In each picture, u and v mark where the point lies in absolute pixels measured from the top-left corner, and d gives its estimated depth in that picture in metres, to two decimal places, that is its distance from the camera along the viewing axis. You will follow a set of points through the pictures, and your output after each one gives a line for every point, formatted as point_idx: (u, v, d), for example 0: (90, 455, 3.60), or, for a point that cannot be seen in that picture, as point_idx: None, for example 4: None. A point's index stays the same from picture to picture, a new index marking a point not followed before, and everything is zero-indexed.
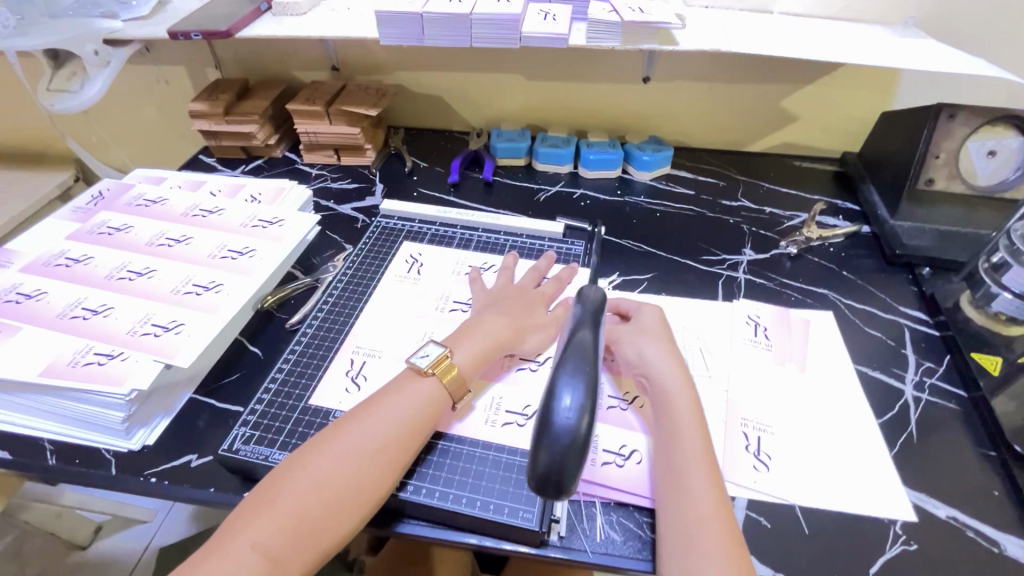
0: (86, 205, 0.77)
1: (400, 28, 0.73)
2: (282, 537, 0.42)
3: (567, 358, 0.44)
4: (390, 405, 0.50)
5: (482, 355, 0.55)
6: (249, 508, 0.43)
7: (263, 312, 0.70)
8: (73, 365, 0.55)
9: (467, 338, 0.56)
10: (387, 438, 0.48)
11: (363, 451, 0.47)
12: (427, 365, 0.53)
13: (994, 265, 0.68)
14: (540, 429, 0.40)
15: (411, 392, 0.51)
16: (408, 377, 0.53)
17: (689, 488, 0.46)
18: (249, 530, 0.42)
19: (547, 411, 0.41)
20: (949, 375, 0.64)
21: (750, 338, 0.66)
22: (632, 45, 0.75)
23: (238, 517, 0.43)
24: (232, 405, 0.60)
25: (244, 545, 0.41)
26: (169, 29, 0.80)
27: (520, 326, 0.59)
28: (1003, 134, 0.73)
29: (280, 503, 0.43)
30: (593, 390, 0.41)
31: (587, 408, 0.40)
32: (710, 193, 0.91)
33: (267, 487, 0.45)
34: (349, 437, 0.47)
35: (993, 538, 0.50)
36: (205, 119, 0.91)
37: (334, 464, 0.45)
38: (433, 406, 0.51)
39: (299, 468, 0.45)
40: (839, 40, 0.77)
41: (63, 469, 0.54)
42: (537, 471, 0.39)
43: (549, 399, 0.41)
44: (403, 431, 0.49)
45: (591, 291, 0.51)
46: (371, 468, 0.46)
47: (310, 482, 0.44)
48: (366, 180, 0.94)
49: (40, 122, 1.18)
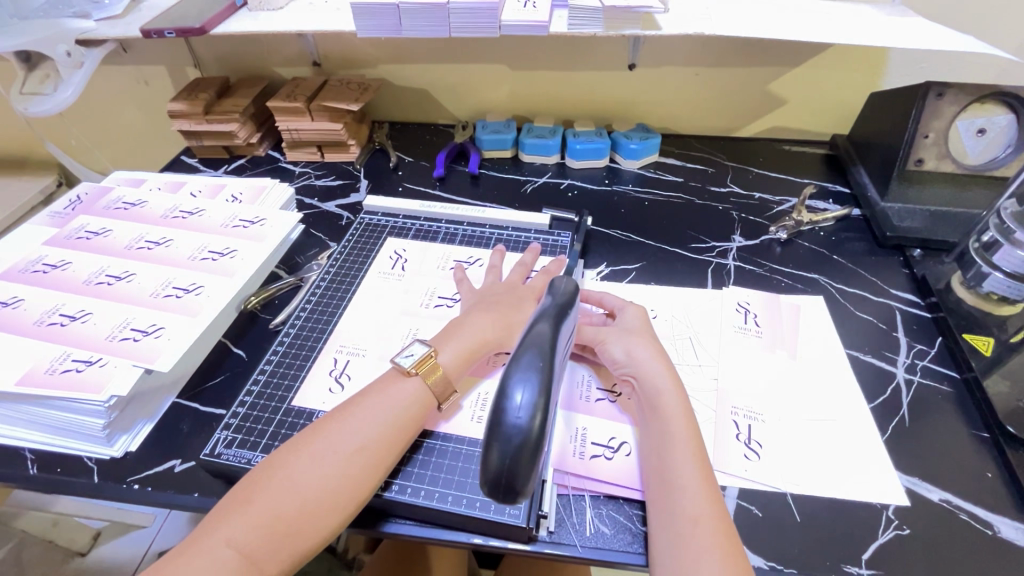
0: (64, 209, 0.76)
1: (377, 19, 0.72)
2: (257, 537, 0.42)
3: (519, 350, 0.38)
4: (373, 407, 0.49)
5: (468, 354, 0.54)
6: (226, 507, 0.43)
7: (247, 313, 0.69)
8: (50, 373, 0.54)
9: (452, 336, 0.55)
10: (369, 440, 0.47)
11: (345, 453, 0.46)
12: (411, 365, 0.52)
13: (985, 244, 0.68)
14: (490, 428, 0.36)
15: (395, 393, 0.50)
16: (392, 377, 0.52)
17: (681, 487, 0.46)
18: (225, 528, 0.42)
19: (498, 409, 0.36)
20: (941, 357, 0.63)
21: (740, 326, 0.66)
22: (614, 31, 0.73)
23: (215, 516, 0.43)
24: (215, 409, 0.59)
25: (219, 543, 0.41)
26: (142, 27, 0.78)
27: (510, 323, 0.57)
28: (993, 112, 0.72)
29: (257, 503, 0.43)
30: (546, 385, 0.36)
31: (540, 403, 0.35)
32: (699, 180, 0.90)
33: (245, 486, 0.45)
34: (330, 438, 0.47)
35: (986, 520, 0.50)
36: (185, 119, 0.90)
37: (314, 466, 0.45)
38: (418, 408, 0.50)
39: (279, 467, 0.45)
40: (826, 20, 0.75)
41: (44, 478, 0.54)
42: (487, 472, 0.36)
43: (499, 398, 0.36)
44: (387, 432, 0.48)
45: (562, 282, 0.43)
46: (353, 470, 0.45)
47: (288, 483, 0.44)
48: (350, 176, 0.92)
49: (19, 127, 1.16)
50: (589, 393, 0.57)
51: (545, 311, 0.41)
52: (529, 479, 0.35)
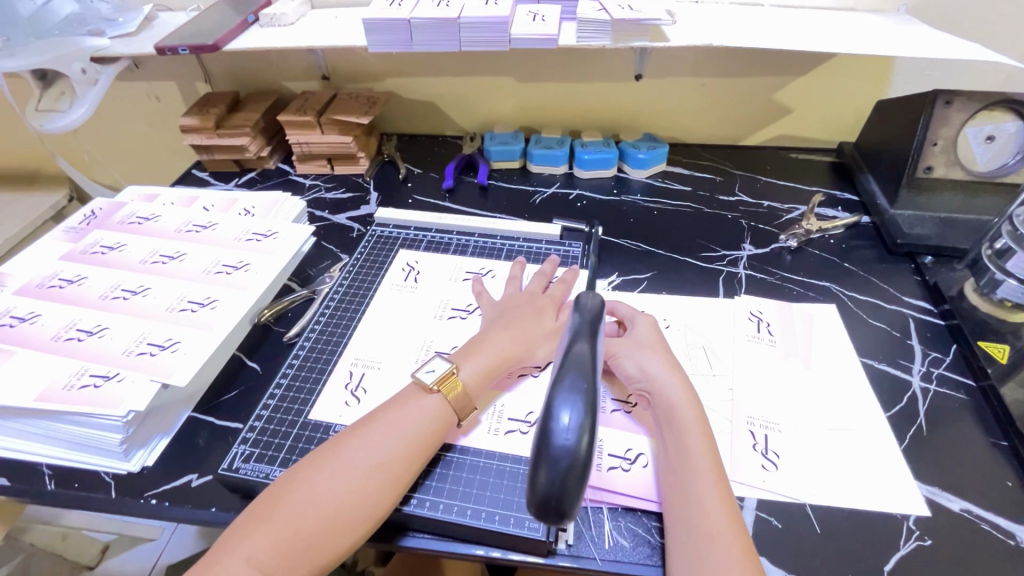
0: (79, 224, 0.77)
1: (387, 35, 0.73)
2: (276, 554, 0.42)
3: (563, 370, 0.38)
4: (392, 423, 0.49)
5: (488, 369, 0.54)
6: (246, 522, 0.43)
7: (261, 326, 0.69)
8: (68, 388, 0.54)
9: (473, 351, 0.55)
10: (389, 455, 0.47)
11: (362, 468, 0.46)
12: (432, 381, 0.52)
13: (998, 251, 0.68)
14: (538, 450, 0.36)
15: (414, 409, 0.50)
16: (411, 393, 0.52)
17: (699, 501, 0.45)
18: (245, 545, 0.42)
19: (544, 431, 0.36)
20: (957, 365, 0.63)
21: (754, 335, 0.66)
22: (622, 43, 0.74)
23: (235, 532, 0.43)
24: (231, 422, 0.59)
25: (239, 560, 0.41)
26: (156, 44, 0.79)
27: (527, 337, 0.57)
28: (1003, 119, 0.72)
29: (277, 519, 0.43)
30: (592, 407, 0.36)
31: (587, 424, 0.35)
32: (707, 189, 0.91)
33: (265, 502, 0.45)
34: (349, 453, 0.47)
35: (1008, 530, 0.49)
36: (197, 133, 0.91)
37: (333, 481, 0.45)
38: (436, 424, 0.50)
39: (298, 482, 0.45)
40: (833, 30, 0.76)
41: (62, 493, 0.54)
42: (535, 493, 0.35)
43: (546, 420, 0.36)
44: (405, 448, 0.48)
45: (590, 298, 0.44)
46: (371, 486, 0.45)
47: (307, 498, 0.44)
48: (360, 188, 0.93)
49: (32, 144, 1.18)
50: (604, 405, 0.57)
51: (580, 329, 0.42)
52: (578, 501, 0.35)
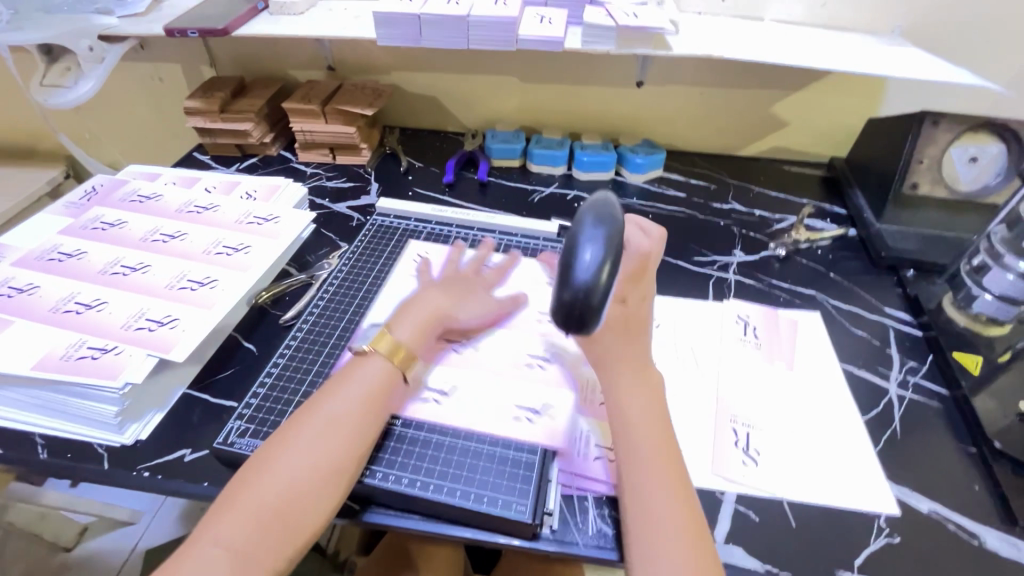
0: (79, 200, 0.77)
1: (397, 29, 0.74)
2: (251, 532, 0.42)
3: (586, 215, 0.45)
4: (347, 392, 0.50)
5: (420, 327, 0.56)
6: (219, 506, 0.43)
7: (258, 308, 0.70)
8: (66, 359, 0.55)
9: (407, 311, 0.57)
10: (352, 422, 0.49)
11: (321, 440, 0.47)
12: (365, 345, 0.54)
13: (975, 267, 0.70)
14: (563, 275, 0.43)
15: (362, 374, 0.52)
16: (354, 362, 0.53)
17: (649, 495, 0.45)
18: (218, 528, 0.42)
19: (569, 264, 0.43)
20: (932, 374, 0.65)
21: (739, 337, 0.68)
22: (627, 50, 0.76)
23: (207, 517, 0.43)
24: (226, 401, 0.60)
25: (212, 545, 0.41)
26: (166, 25, 0.80)
27: (454, 302, 0.61)
28: (985, 141, 0.75)
29: (246, 501, 0.43)
30: (613, 245, 0.43)
31: (608, 258, 0.42)
32: (701, 196, 0.93)
33: (234, 486, 0.45)
34: (307, 427, 0.48)
35: (973, 531, 0.52)
36: (201, 116, 0.91)
37: (297, 457, 0.46)
38: (384, 384, 0.52)
39: (265, 463, 0.45)
40: (828, 48, 0.79)
41: (55, 463, 0.54)
42: (562, 303, 0.43)
43: (572, 252, 0.43)
44: (363, 417, 0.49)
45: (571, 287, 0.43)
46: (337, 451, 0.47)
47: (276, 477, 0.44)
48: (361, 179, 0.94)
49: (31, 119, 1.17)
50: (587, 395, 0.59)
51: (586, 207, 0.46)
52: (598, 316, 0.43)
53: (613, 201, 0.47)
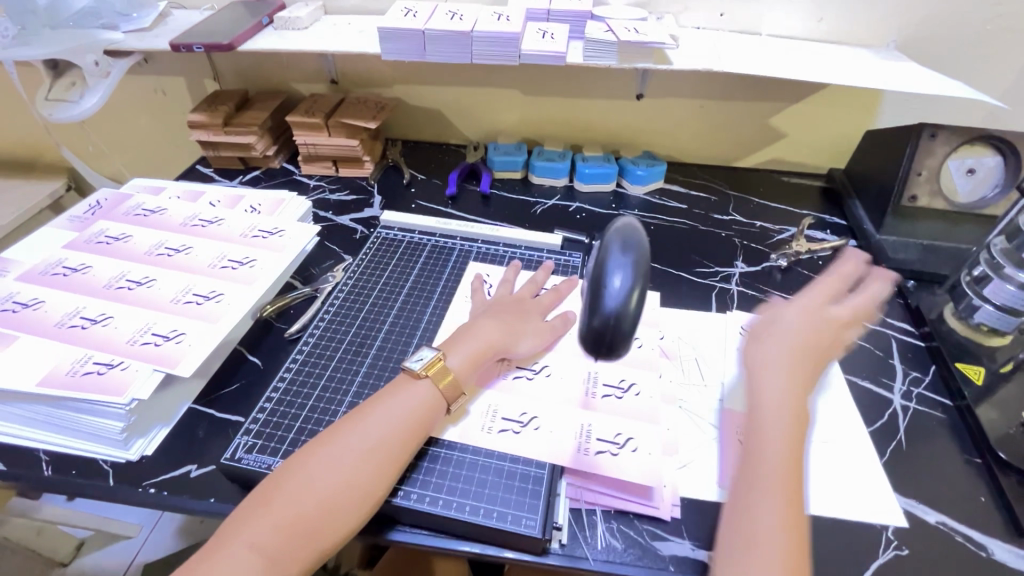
0: (83, 214, 0.77)
1: (402, 44, 0.75)
2: (280, 537, 0.42)
3: (612, 243, 0.45)
4: (388, 408, 0.51)
5: (475, 357, 0.56)
6: (249, 508, 0.44)
7: (263, 321, 0.70)
8: (72, 374, 0.54)
9: (460, 341, 0.57)
10: (389, 438, 0.49)
11: (357, 451, 0.47)
12: (421, 368, 0.54)
13: (976, 277, 0.71)
14: (593, 301, 0.44)
15: (406, 395, 0.52)
16: (402, 381, 0.54)
17: (760, 501, 0.44)
18: (249, 529, 0.42)
19: (597, 290, 0.43)
20: (935, 384, 0.66)
21: (744, 349, 0.68)
22: (628, 64, 0.77)
23: (236, 519, 0.44)
24: (231, 415, 0.60)
25: (242, 546, 0.41)
26: (171, 40, 0.80)
27: (513, 329, 0.60)
28: (983, 153, 0.76)
29: (275, 504, 0.44)
30: (641, 271, 0.44)
31: (636, 283, 0.43)
32: (702, 207, 0.94)
33: (266, 488, 0.45)
34: (344, 438, 0.48)
35: (981, 542, 0.52)
36: (205, 130, 0.92)
37: (330, 465, 0.46)
38: (428, 409, 0.52)
39: (298, 469, 0.46)
40: (826, 62, 0.80)
41: (60, 479, 0.54)
42: (593, 327, 0.44)
43: (600, 278, 0.43)
44: (401, 432, 0.50)
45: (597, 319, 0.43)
46: (370, 466, 0.47)
47: (307, 484, 0.45)
48: (364, 191, 0.94)
49: (33, 133, 1.17)
50: (597, 390, 0.60)
51: (611, 235, 0.47)
52: (627, 338, 0.43)
53: (637, 228, 0.47)
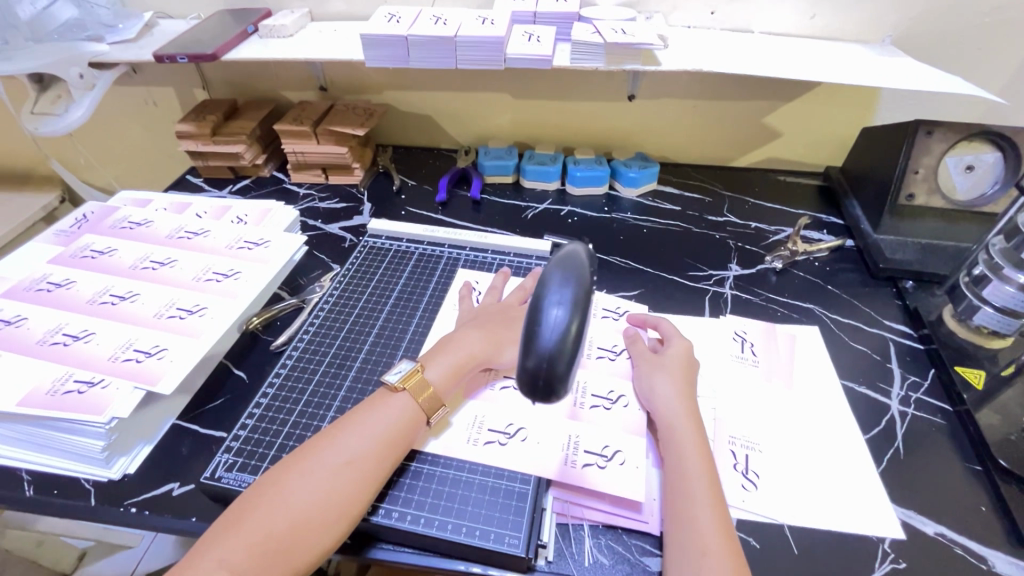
0: (70, 228, 0.77)
1: (386, 50, 0.74)
2: (249, 556, 0.41)
3: (551, 271, 0.39)
4: (366, 422, 0.50)
5: (455, 370, 0.55)
6: (222, 527, 0.43)
7: (249, 334, 0.69)
8: (52, 393, 0.54)
9: (441, 353, 0.56)
10: (365, 453, 0.48)
11: (332, 468, 0.46)
12: (399, 381, 0.53)
13: (975, 278, 0.69)
14: (526, 338, 0.37)
15: (384, 409, 0.51)
16: (380, 395, 0.53)
17: (697, 512, 0.46)
18: (220, 548, 0.42)
19: (534, 322, 0.36)
20: (934, 389, 0.64)
21: (737, 355, 0.67)
22: (615, 66, 0.75)
23: (209, 536, 0.43)
24: (215, 431, 0.59)
25: (210, 564, 0.41)
26: (155, 51, 0.80)
27: (498, 340, 0.59)
28: (980, 150, 0.75)
29: (247, 523, 0.43)
30: (582, 301, 0.37)
31: (575, 314, 0.36)
32: (697, 209, 0.92)
33: (241, 505, 0.45)
34: (320, 454, 0.47)
35: (981, 554, 0.50)
36: (193, 140, 0.91)
37: (305, 482, 0.45)
38: (407, 422, 0.51)
39: (272, 486, 0.45)
40: (819, 59, 0.78)
41: (41, 500, 0.53)
42: (525, 370, 0.36)
43: (535, 311, 0.37)
44: (378, 448, 0.49)
45: (531, 361, 0.36)
46: (345, 482, 0.46)
47: (280, 500, 0.44)
48: (354, 199, 0.94)
49: (25, 146, 1.17)
50: (586, 400, 0.59)
51: (551, 262, 0.40)
52: (566, 379, 0.36)
53: (581, 254, 0.40)
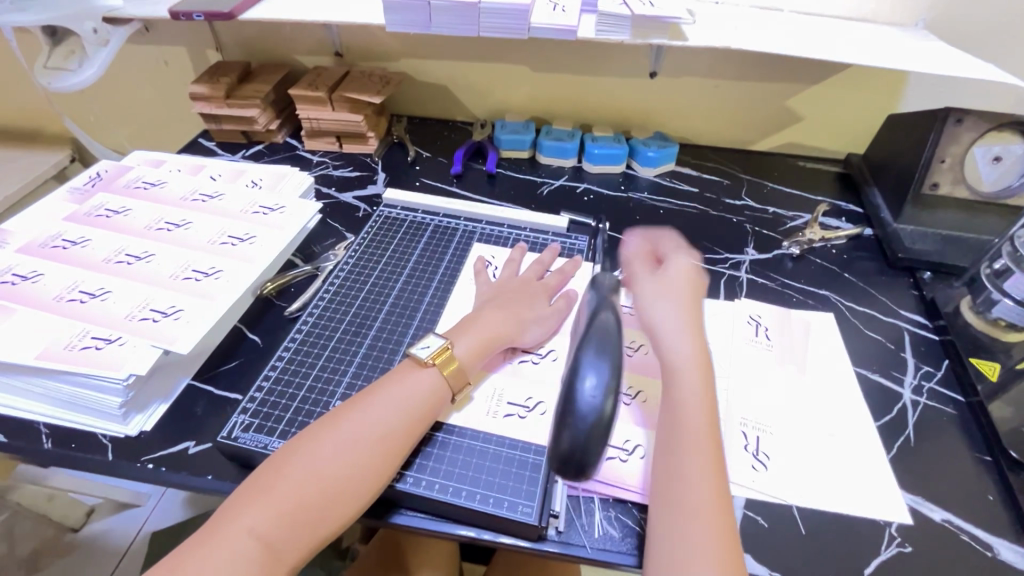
0: (84, 185, 0.76)
1: (407, 15, 0.72)
2: (279, 523, 0.42)
3: (588, 348, 0.49)
4: (393, 395, 0.50)
5: (481, 346, 0.56)
6: (249, 492, 0.44)
7: (263, 299, 0.69)
8: (70, 349, 0.54)
9: (468, 329, 0.57)
10: (392, 428, 0.48)
11: (360, 441, 0.47)
12: (428, 356, 0.53)
13: (997, 271, 0.68)
14: (565, 413, 0.46)
15: (411, 382, 0.51)
16: (407, 367, 0.53)
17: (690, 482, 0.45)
18: (249, 514, 0.42)
19: (572, 394, 0.47)
20: (947, 380, 0.64)
21: (751, 338, 0.67)
22: (642, 40, 0.73)
23: (236, 502, 0.43)
24: (230, 393, 0.59)
25: (242, 530, 0.41)
26: (170, 8, 0.78)
27: (520, 318, 0.60)
28: (1010, 140, 0.72)
29: (275, 491, 0.43)
30: (613, 386, 0.47)
31: (608, 395, 0.46)
32: (714, 191, 0.91)
33: (267, 472, 0.45)
34: (348, 426, 0.47)
35: (987, 542, 0.51)
36: (206, 102, 0.90)
37: (334, 450, 0.46)
38: (432, 397, 0.51)
39: (299, 455, 0.46)
40: (850, 40, 0.76)
41: (58, 452, 0.54)
42: (560, 451, 0.46)
43: (574, 387, 0.47)
44: (405, 420, 0.49)
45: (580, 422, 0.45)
46: (371, 454, 0.46)
47: (308, 470, 0.44)
48: (368, 168, 0.93)
49: (36, 103, 1.16)
50: None
51: (589, 337, 0.51)
52: (597, 459, 0.46)
53: (612, 328, 0.51)
